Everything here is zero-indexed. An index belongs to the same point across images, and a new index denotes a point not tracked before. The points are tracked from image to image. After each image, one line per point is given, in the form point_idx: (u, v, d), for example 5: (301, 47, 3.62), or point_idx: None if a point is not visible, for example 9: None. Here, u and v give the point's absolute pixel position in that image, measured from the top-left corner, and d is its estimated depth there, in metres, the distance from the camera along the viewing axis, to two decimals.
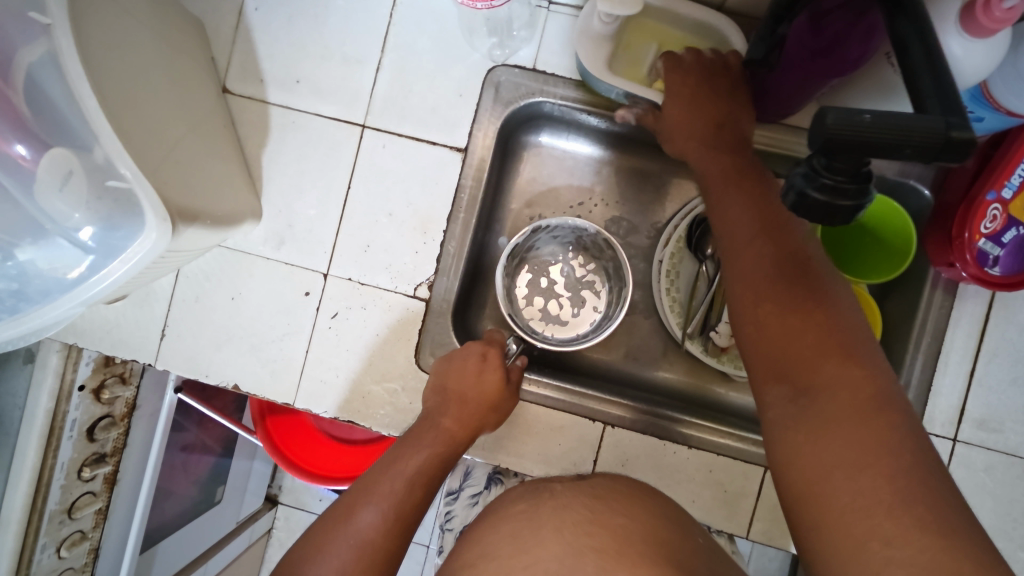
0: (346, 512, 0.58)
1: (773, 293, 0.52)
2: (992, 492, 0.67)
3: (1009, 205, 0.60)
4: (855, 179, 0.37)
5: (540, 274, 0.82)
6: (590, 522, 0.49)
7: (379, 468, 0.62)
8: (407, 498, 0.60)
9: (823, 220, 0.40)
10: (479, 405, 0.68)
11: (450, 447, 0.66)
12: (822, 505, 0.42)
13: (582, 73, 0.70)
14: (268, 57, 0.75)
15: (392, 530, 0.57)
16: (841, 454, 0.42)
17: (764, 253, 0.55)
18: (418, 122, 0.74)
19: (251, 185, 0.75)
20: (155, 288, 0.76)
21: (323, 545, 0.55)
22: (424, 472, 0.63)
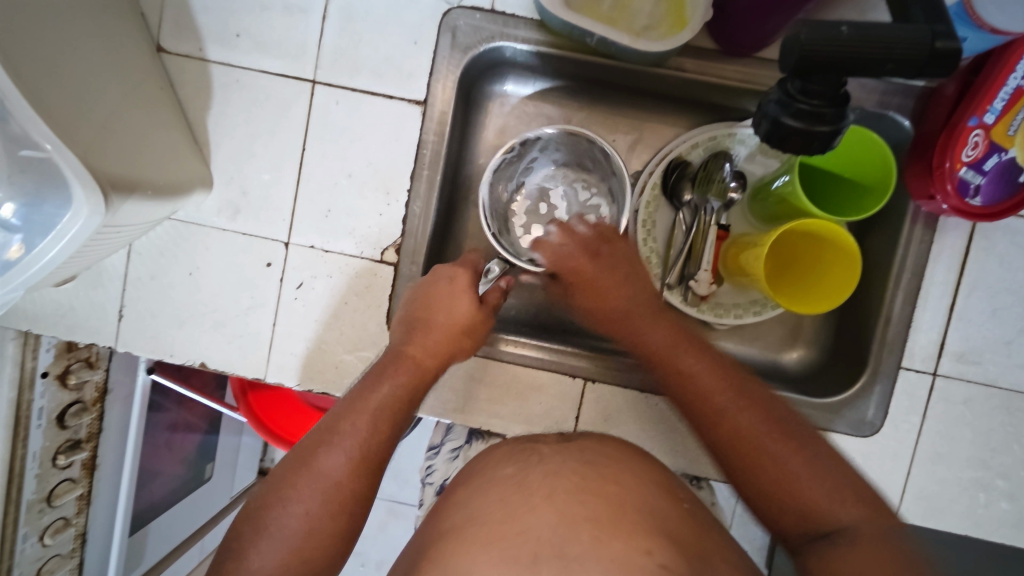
0: (309, 454, 0.55)
1: (706, 387, 0.58)
2: (971, 423, 0.68)
3: (991, 131, 0.57)
4: (829, 101, 0.45)
5: (539, 202, 0.77)
6: (581, 492, 0.48)
7: (341, 408, 0.58)
8: (376, 438, 0.57)
9: (805, 146, 0.47)
10: (448, 334, 0.65)
11: (421, 377, 0.62)
12: (805, 516, 0.51)
13: (541, 11, 0.65)
14: (202, 10, 0.69)
15: (359, 471, 0.55)
16: (791, 470, 0.52)
17: (681, 361, 0.61)
18: (372, 73, 0.69)
19: (199, 152, 0.70)
20: (107, 266, 0.72)
21: (286, 491, 0.53)
22: (390, 408, 0.59)
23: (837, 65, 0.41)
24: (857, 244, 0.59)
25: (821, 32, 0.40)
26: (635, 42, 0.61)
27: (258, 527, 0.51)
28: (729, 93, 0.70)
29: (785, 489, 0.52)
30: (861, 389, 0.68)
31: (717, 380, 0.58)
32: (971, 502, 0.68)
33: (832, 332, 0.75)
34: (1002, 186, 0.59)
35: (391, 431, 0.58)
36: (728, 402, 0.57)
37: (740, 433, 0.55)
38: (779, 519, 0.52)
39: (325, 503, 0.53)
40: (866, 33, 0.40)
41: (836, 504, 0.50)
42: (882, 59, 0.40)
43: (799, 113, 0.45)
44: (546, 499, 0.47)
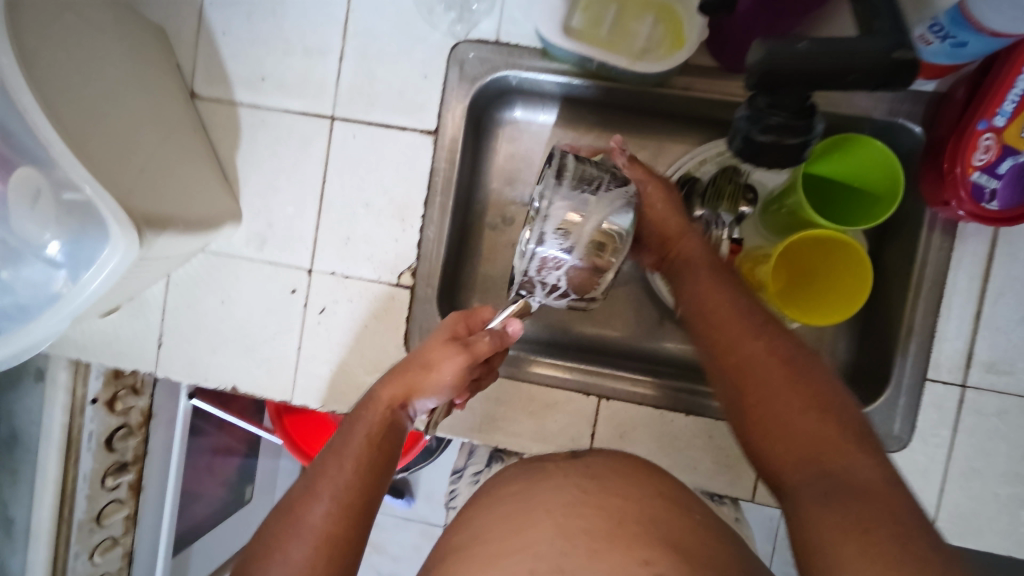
0: (296, 506, 0.51)
1: (729, 339, 0.55)
2: (1007, 436, 0.65)
3: (1002, 133, 0.56)
4: (798, 114, 0.47)
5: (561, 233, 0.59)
6: (581, 505, 0.48)
7: (322, 455, 0.55)
8: (353, 490, 0.52)
9: (781, 154, 0.49)
10: (439, 384, 0.59)
11: (395, 425, 0.58)
12: (812, 443, 0.47)
13: (542, 40, 0.68)
14: (231, 57, 0.75)
15: (348, 516, 0.51)
16: (798, 416, 0.49)
17: (709, 303, 0.59)
18: (385, 108, 0.73)
19: (228, 188, 0.75)
20: (148, 297, 0.78)
21: (275, 546, 0.49)
22: (372, 450, 0.55)
23: (798, 83, 0.43)
24: (867, 254, 0.58)
25: (779, 54, 0.41)
26: (631, 65, 0.62)
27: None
28: (734, 109, 0.70)
29: (782, 431, 0.49)
30: (886, 402, 0.66)
31: (745, 322, 0.56)
32: (1013, 519, 0.65)
33: (854, 344, 0.73)
34: (1020, 189, 0.57)
35: (369, 481, 0.53)
36: (747, 339, 0.54)
37: (760, 371, 0.52)
38: (782, 461, 0.48)
39: (312, 558, 0.48)
40: (825, 47, 0.41)
41: (855, 460, 0.45)
42: (842, 73, 0.41)
43: (770, 128, 0.47)
44: (546, 513, 0.48)
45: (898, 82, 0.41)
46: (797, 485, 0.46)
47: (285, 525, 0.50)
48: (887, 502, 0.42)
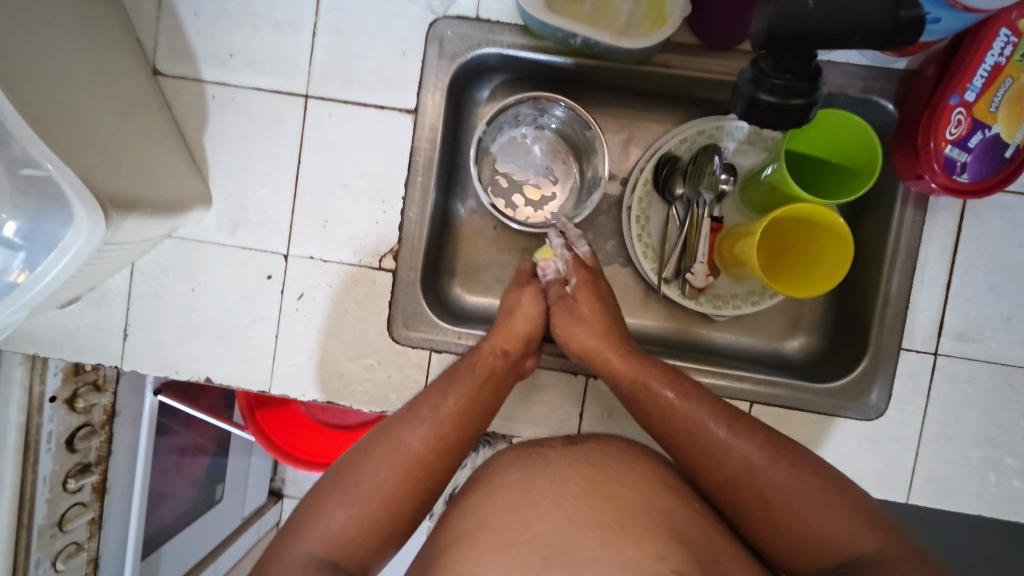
0: (389, 432, 0.58)
1: (718, 454, 0.55)
2: (976, 401, 0.68)
3: (973, 108, 0.58)
4: (801, 75, 0.46)
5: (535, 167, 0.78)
6: (589, 496, 0.48)
7: (409, 408, 0.60)
8: (449, 435, 0.58)
9: (781, 121, 0.49)
10: (526, 326, 0.66)
11: (496, 375, 0.63)
12: (819, 553, 0.50)
13: (524, 16, 0.66)
14: (196, 32, 0.71)
15: (436, 453, 0.57)
16: (808, 503, 0.51)
17: (696, 422, 0.57)
18: (363, 86, 0.71)
19: (197, 170, 0.72)
20: (110, 287, 0.74)
21: (365, 464, 0.56)
22: (473, 397, 0.61)
23: (803, 40, 0.43)
24: (847, 226, 0.60)
25: (788, 13, 0.42)
26: (616, 42, 0.62)
27: (328, 502, 0.53)
28: (714, 87, 0.71)
29: (796, 528, 0.51)
30: (863, 372, 0.68)
31: (720, 427, 0.56)
32: (982, 481, 0.68)
33: (832, 318, 0.75)
34: (988, 163, 0.59)
35: (463, 431, 0.59)
36: (730, 448, 0.55)
37: (753, 477, 0.53)
38: (800, 559, 0.51)
39: (396, 481, 0.55)
40: (830, 7, 0.42)
41: (856, 530, 0.49)
42: (848, 31, 0.42)
43: (773, 87, 0.47)
44: (555, 504, 0.47)
45: (899, 43, 0.44)
46: None
47: (370, 459, 0.56)
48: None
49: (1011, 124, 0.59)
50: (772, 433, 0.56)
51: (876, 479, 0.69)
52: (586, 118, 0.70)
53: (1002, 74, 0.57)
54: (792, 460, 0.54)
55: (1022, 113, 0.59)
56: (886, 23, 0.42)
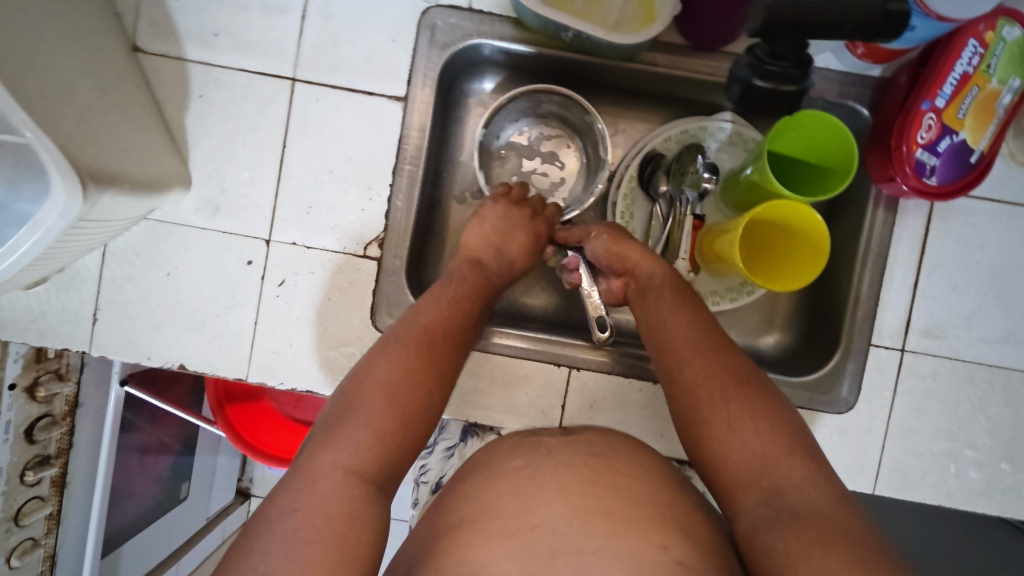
0: (387, 340, 0.58)
1: (688, 366, 0.57)
2: (939, 396, 0.71)
3: (943, 114, 0.61)
4: (796, 63, 0.54)
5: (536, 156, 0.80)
6: (595, 484, 0.47)
7: (402, 323, 0.60)
8: (442, 340, 0.59)
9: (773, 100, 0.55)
10: (517, 246, 0.70)
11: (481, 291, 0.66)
12: (753, 474, 0.50)
13: (516, 7, 0.67)
14: (179, 10, 0.70)
15: (427, 351, 0.58)
16: (750, 428, 0.52)
17: (682, 334, 0.59)
18: (352, 72, 0.70)
19: (176, 150, 0.70)
20: (80, 269, 0.71)
21: (366, 370, 0.55)
22: (458, 302, 0.63)
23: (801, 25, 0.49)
24: (828, 231, 0.61)
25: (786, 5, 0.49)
26: (608, 34, 0.62)
27: (346, 408, 0.53)
28: (699, 87, 0.73)
29: (737, 447, 0.52)
30: (835, 366, 0.71)
31: (701, 340, 0.58)
32: (943, 472, 0.71)
33: (805, 315, 0.77)
34: (956, 168, 0.62)
35: (454, 341, 0.61)
36: (700, 359, 0.57)
37: (714, 390, 0.55)
38: (732, 482, 0.51)
39: (396, 384, 0.54)
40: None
41: (792, 464, 0.49)
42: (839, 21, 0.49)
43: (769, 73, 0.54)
44: (560, 490, 0.46)
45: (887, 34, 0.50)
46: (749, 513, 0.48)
47: (376, 370, 0.55)
48: (832, 527, 0.44)
49: (977, 130, 0.62)
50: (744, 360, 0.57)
51: (846, 470, 0.71)
52: (585, 104, 0.72)
53: (969, 82, 0.60)
54: (753, 386, 0.55)
55: (987, 121, 0.62)
56: (876, 15, 0.49)
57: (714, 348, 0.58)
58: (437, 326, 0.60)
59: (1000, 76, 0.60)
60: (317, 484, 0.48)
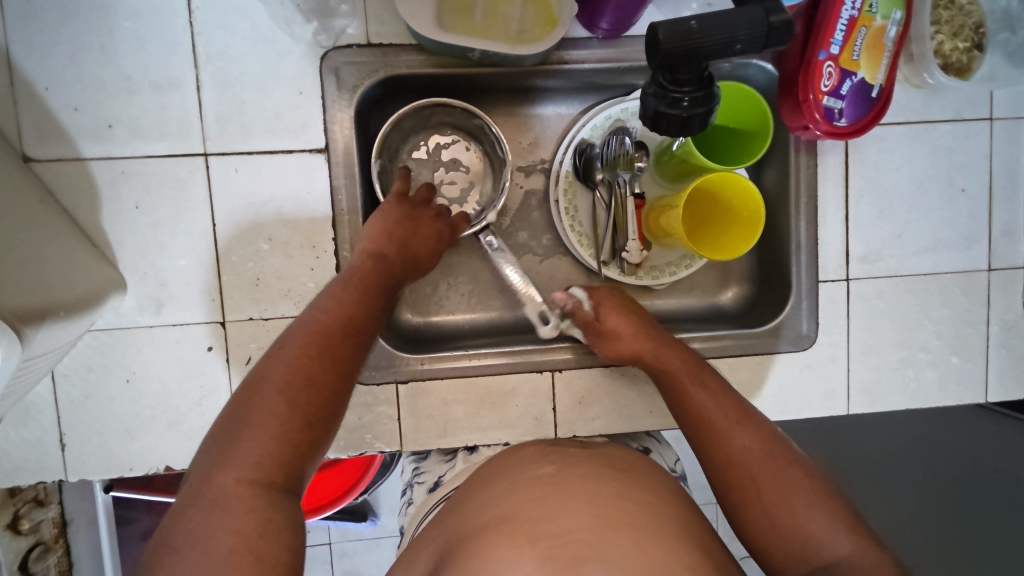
0: (280, 344, 0.53)
1: (727, 448, 0.57)
2: (887, 312, 0.76)
3: (839, 60, 0.64)
4: (699, 84, 0.48)
5: (441, 168, 0.78)
6: (620, 497, 0.48)
7: (296, 326, 0.55)
8: (335, 332, 0.55)
9: (685, 128, 0.50)
10: (407, 228, 0.66)
11: (373, 279, 0.61)
12: (800, 553, 0.51)
13: (417, 36, 0.66)
14: (63, 108, 0.65)
15: (325, 345, 0.53)
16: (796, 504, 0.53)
17: (717, 412, 0.60)
18: (265, 133, 0.68)
19: (102, 255, 0.67)
20: (32, 399, 0.67)
21: (258, 379, 0.51)
22: (356, 297, 0.58)
23: (696, 55, 0.45)
24: (760, 192, 0.65)
25: (674, 33, 0.45)
26: (516, 49, 0.62)
27: (236, 421, 0.48)
28: (613, 73, 0.74)
29: (785, 528, 0.52)
30: (791, 308, 0.75)
31: (731, 415, 0.59)
32: (904, 378, 0.77)
33: (755, 265, 0.81)
34: (860, 106, 0.67)
35: (354, 339, 0.56)
36: (737, 440, 0.57)
37: (756, 468, 0.55)
38: (779, 554, 0.52)
39: (292, 384, 0.50)
40: (713, 20, 0.45)
41: (835, 537, 0.51)
42: (731, 41, 0.45)
43: (675, 101, 0.49)
44: (587, 502, 0.47)
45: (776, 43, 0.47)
46: None
47: (270, 382, 0.50)
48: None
49: (872, 67, 0.66)
50: (779, 435, 0.58)
51: (820, 398, 0.77)
52: (474, 111, 0.72)
53: (857, 25, 0.64)
54: (790, 463, 0.55)
55: (879, 56, 0.66)
56: (761, 28, 0.45)
57: (755, 426, 0.58)
58: (332, 327, 0.55)
59: (883, 13, 0.64)
60: (222, 508, 0.44)
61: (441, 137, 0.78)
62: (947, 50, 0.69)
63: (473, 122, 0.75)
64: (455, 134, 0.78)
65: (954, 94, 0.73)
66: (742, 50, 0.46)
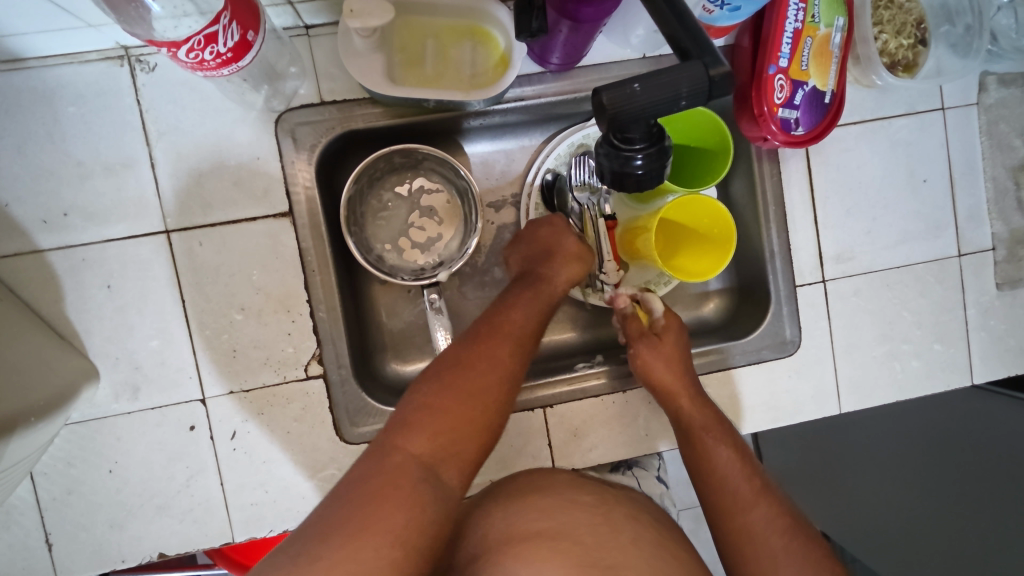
0: (480, 341, 0.58)
1: (747, 517, 0.59)
2: (866, 308, 0.77)
3: (789, 72, 0.65)
4: (650, 140, 0.45)
5: (415, 210, 0.78)
6: (664, 548, 0.53)
7: (487, 326, 0.59)
8: (511, 363, 0.57)
9: (640, 185, 0.48)
10: (566, 260, 0.67)
11: (546, 302, 0.65)
12: None
13: (368, 90, 0.65)
14: (13, 200, 0.63)
15: (508, 377, 0.56)
16: (786, 557, 0.57)
17: (729, 466, 0.63)
18: (227, 203, 0.67)
19: (70, 347, 0.65)
20: (13, 502, 0.65)
21: (470, 365, 0.55)
22: (530, 325, 0.61)
23: (639, 119, 0.42)
24: (728, 210, 0.65)
25: (617, 99, 0.41)
26: (469, 96, 0.62)
27: (438, 392, 0.53)
28: (569, 103, 0.74)
29: None
30: (773, 316, 0.76)
31: (741, 467, 0.63)
32: (891, 372, 0.78)
33: (733, 274, 0.82)
34: (814, 113, 0.67)
35: (513, 374, 0.57)
36: (759, 510, 0.60)
37: (773, 537, 0.58)
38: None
39: (459, 404, 0.53)
40: (653, 81, 0.40)
41: None
42: (672, 102, 0.41)
43: (628, 159, 0.46)
44: (633, 538, 0.52)
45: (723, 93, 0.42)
46: None
47: (458, 371, 0.55)
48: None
49: (822, 74, 0.67)
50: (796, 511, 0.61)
51: (812, 401, 0.77)
52: (460, 170, 0.72)
53: (802, 36, 0.65)
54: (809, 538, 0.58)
55: (827, 63, 0.67)
56: (704, 84, 0.40)
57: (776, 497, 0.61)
58: (506, 357, 0.57)
59: (825, 22, 0.65)
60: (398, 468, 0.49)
61: (418, 181, 0.78)
62: (892, 49, 0.70)
63: (457, 175, 0.75)
64: (421, 181, 0.78)
65: (905, 90, 0.75)
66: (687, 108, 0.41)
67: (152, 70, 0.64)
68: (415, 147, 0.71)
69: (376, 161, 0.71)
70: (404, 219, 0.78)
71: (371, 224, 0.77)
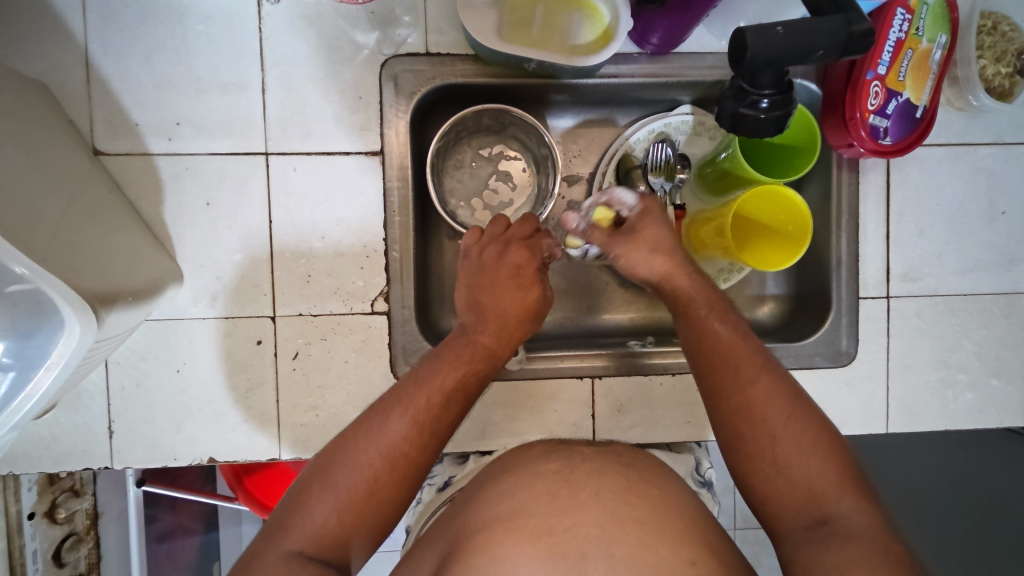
0: (377, 419, 0.56)
1: (739, 383, 0.58)
2: (927, 331, 0.76)
3: (886, 80, 0.66)
4: (778, 87, 0.50)
5: (492, 175, 0.81)
6: (629, 491, 0.48)
7: (390, 397, 0.58)
8: (417, 444, 0.56)
9: (757, 133, 0.53)
10: (515, 316, 0.67)
11: (473, 376, 0.62)
12: (798, 497, 0.52)
13: (473, 44, 0.68)
14: (134, 105, 0.68)
15: (405, 457, 0.55)
16: (793, 452, 0.53)
17: (731, 372, 0.59)
18: (324, 134, 0.70)
19: (162, 248, 0.69)
20: (86, 385, 0.69)
21: (359, 448, 0.55)
22: (442, 396, 0.59)
23: (776, 61, 0.47)
24: (807, 207, 0.66)
25: (760, 37, 0.46)
26: (574, 62, 0.64)
27: (329, 474, 0.54)
28: (657, 89, 0.76)
29: (790, 477, 0.53)
30: (832, 324, 0.76)
31: (741, 358, 0.59)
32: (943, 399, 0.77)
33: (793, 281, 0.82)
34: (904, 126, 0.68)
35: (420, 452, 0.56)
36: (750, 382, 0.57)
37: (760, 406, 0.56)
38: (776, 504, 0.53)
39: (353, 485, 0.53)
40: (797, 27, 0.46)
41: (838, 493, 0.51)
42: (812, 48, 0.47)
43: (753, 103, 0.51)
44: (594, 495, 0.47)
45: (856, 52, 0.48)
46: (791, 535, 0.51)
47: (354, 451, 0.55)
48: (876, 545, 0.46)
49: (917, 88, 0.68)
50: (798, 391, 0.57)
51: (859, 416, 0.77)
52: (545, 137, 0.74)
53: (903, 47, 0.66)
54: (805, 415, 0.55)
55: (924, 78, 0.68)
56: (842, 36, 0.46)
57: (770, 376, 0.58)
58: (408, 441, 0.56)
59: (929, 36, 0.66)
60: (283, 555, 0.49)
61: (499, 147, 0.81)
62: (989, 74, 0.71)
63: (538, 145, 0.77)
64: (500, 148, 0.81)
65: (995, 119, 0.75)
66: (823, 57, 0.47)
67: (277, 1, 0.69)
68: (506, 110, 0.73)
69: (467, 118, 0.74)
70: (479, 182, 0.80)
71: (447, 181, 0.79)
